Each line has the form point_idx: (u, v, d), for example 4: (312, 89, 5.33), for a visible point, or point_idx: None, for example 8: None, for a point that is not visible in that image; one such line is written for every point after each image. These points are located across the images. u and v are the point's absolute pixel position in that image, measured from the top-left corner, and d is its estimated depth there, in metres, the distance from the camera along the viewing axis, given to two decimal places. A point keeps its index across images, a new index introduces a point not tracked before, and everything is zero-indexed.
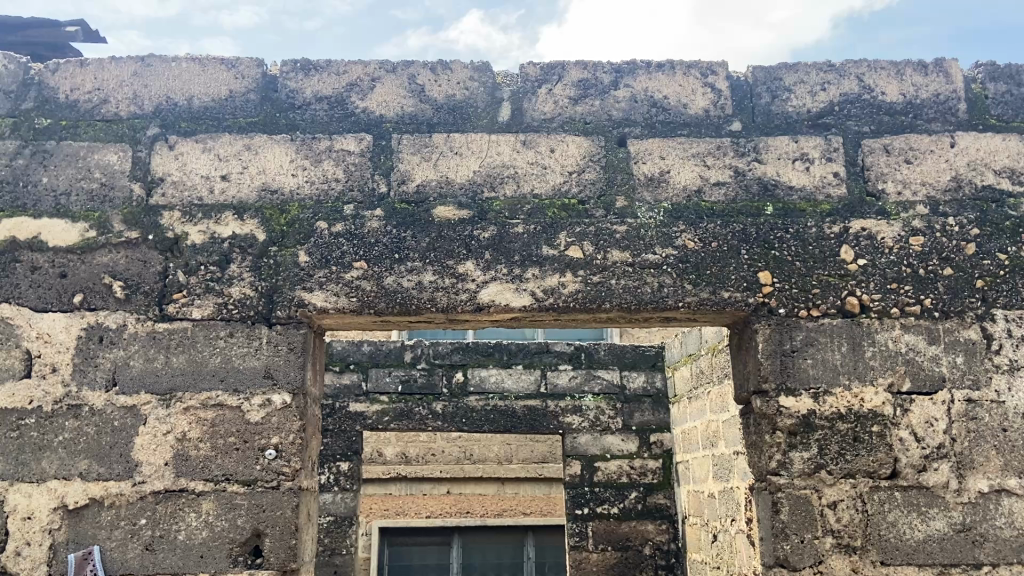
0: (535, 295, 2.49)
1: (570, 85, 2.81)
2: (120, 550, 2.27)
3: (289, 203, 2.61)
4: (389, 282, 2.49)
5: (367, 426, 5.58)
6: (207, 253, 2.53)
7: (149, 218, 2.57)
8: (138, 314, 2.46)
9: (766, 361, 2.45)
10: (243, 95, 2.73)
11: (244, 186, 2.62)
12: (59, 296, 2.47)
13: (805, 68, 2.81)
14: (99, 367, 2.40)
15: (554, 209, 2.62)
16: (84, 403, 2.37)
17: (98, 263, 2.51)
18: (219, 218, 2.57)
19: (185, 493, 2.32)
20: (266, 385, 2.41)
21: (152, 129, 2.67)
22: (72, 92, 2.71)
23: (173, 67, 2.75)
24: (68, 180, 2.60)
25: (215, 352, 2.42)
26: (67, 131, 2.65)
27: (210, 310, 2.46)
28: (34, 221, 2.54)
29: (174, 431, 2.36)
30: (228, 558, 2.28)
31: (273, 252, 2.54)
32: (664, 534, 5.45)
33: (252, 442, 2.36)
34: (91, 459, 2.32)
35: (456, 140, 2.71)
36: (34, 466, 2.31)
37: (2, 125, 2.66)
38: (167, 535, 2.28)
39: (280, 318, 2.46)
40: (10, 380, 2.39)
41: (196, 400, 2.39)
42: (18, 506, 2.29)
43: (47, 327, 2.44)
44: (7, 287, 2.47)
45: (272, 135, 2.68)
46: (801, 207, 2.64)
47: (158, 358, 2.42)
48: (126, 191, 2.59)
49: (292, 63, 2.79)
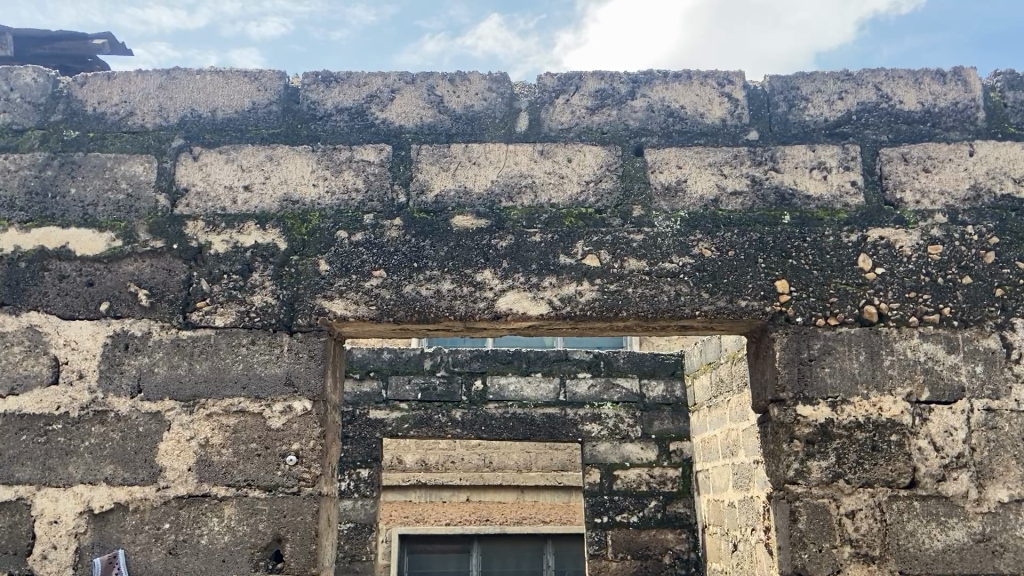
0: (552, 303, 2.51)
1: (587, 94, 2.83)
2: (144, 554, 2.31)
3: (311, 212, 2.65)
4: (408, 291, 2.52)
5: (387, 433, 5.62)
6: (230, 262, 2.57)
7: (173, 227, 2.62)
8: (163, 321, 2.51)
9: (783, 370, 2.45)
10: (266, 106, 2.78)
11: (267, 197, 2.66)
12: (86, 304, 2.52)
13: (822, 78, 2.81)
14: (125, 373, 2.45)
15: (571, 217, 2.64)
16: (109, 409, 2.42)
17: (124, 271, 2.56)
18: (242, 227, 2.62)
19: (208, 499, 2.36)
20: (288, 392, 2.44)
21: (176, 140, 2.72)
22: (99, 104, 2.77)
23: (197, 79, 2.81)
24: (96, 191, 2.66)
25: (237, 359, 2.46)
26: (95, 143, 2.71)
27: (232, 317, 2.51)
28: (62, 230, 2.60)
29: (197, 437, 2.40)
30: (250, 562, 2.31)
31: (295, 260, 2.58)
32: (684, 543, 5.42)
33: (273, 448, 2.40)
34: (117, 464, 2.37)
35: (474, 150, 2.74)
36: (61, 471, 2.36)
37: (31, 137, 2.72)
38: (191, 539, 2.32)
39: (301, 326, 2.50)
40: (38, 386, 2.44)
41: (219, 406, 2.43)
42: (45, 510, 2.34)
43: (74, 334, 2.49)
44: (36, 295, 2.53)
45: (295, 145, 2.73)
46: (819, 215, 2.64)
47: (182, 365, 2.46)
48: (151, 201, 2.65)
49: (313, 75, 2.83)
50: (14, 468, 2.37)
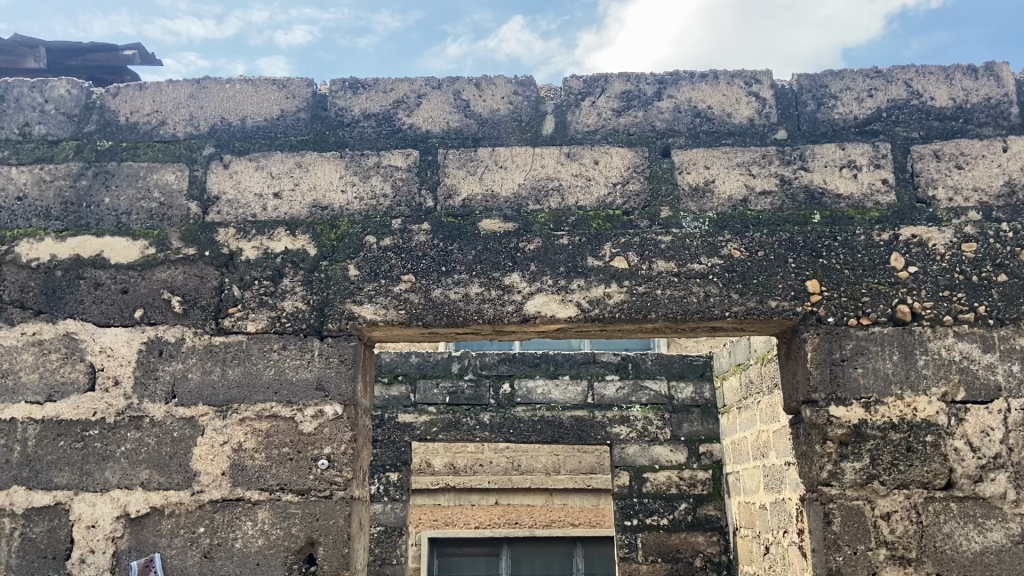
0: (580, 306, 2.51)
1: (613, 97, 2.83)
2: (179, 558, 2.34)
3: (339, 218, 2.67)
4: (436, 295, 2.53)
5: (415, 436, 5.66)
6: (261, 268, 2.60)
7: (205, 234, 2.65)
8: (195, 327, 2.54)
9: (815, 371, 2.43)
10: (294, 114, 2.81)
11: (296, 203, 2.69)
12: (121, 311, 2.56)
13: (851, 75, 2.79)
14: (160, 380, 2.49)
15: (598, 219, 2.64)
16: (144, 414, 2.45)
17: (158, 279, 2.60)
18: (273, 234, 2.64)
19: (242, 503, 2.38)
20: (319, 397, 2.46)
21: (207, 148, 2.76)
22: (132, 114, 2.81)
23: (227, 89, 2.84)
24: (129, 200, 2.70)
25: (269, 364, 2.49)
26: (128, 153, 2.76)
27: (264, 323, 2.53)
28: (97, 239, 2.64)
29: (231, 441, 2.43)
30: (284, 566, 2.33)
31: (325, 266, 2.60)
32: (715, 546, 5.38)
33: (305, 452, 2.42)
34: (153, 469, 2.41)
35: (500, 154, 2.75)
36: (98, 476, 2.40)
37: (66, 148, 2.77)
38: (225, 543, 2.35)
39: (331, 330, 2.52)
40: (75, 392, 2.48)
41: (251, 411, 2.45)
42: (83, 515, 2.38)
43: (109, 341, 2.53)
44: (72, 302, 2.57)
45: (323, 152, 2.75)
46: (849, 214, 2.62)
47: (216, 370, 2.49)
48: (183, 209, 2.68)
49: (340, 82, 2.85)
50: (52, 473, 2.41)
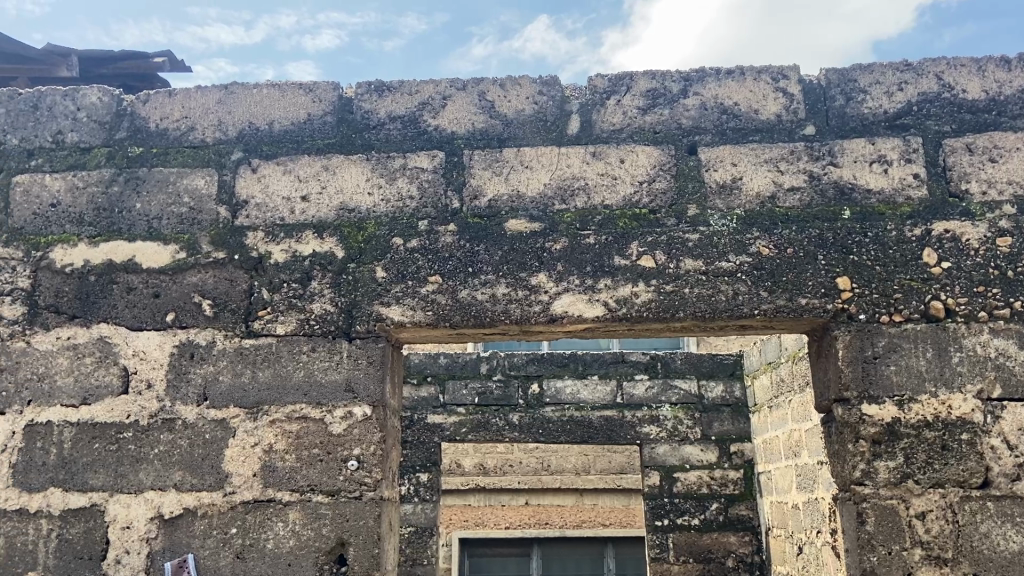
0: (607, 305, 2.50)
1: (639, 95, 2.82)
2: (213, 559, 2.37)
3: (366, 220, 2.68)
4: (463, 296, 2.54)
5: (445, 437, 5.69)
6: (290, 271, 2.62)
7: (234, 238, 2.67)
8: (226, 330, 2.57)
9: (847, 369, 2.40)
10: (321, 117, 2.83)
11: (323, 206, 2.71)
12: (153, 315, 2.60)
13: (881, 69, 2.75)
14: (191, 382, 2.51)
15: (625, 218, 2.63)
16: (177, 417, 2.48)
17: (189, 282, 2.63)
18: (301, 236, 2.66)
19: (273, 503, 2.40)
20: (348, 398, 2.48)
21: (236, 153, 2.79)
22: (162, 120, 2.85)
23: (254, 94, 2.87)
24: (160, 205, 2.73)
25: (299, 366, 2.51)
26: (158, 158, 2.79)
27: (293, 325, 2.55)
28: (129, 244, 2.68)
29: (262, 443, 2.45)
30: (315, 566, 2.35)
31: (352, 268, 2.61)
32: (748, 546, 5.33)
33: (335, 453, 2.43)
34: (185, 470, 2.43)
35: (526, 154, 2.75)
36: (132, 478, 2.43)
37: (98, 154, 2.81)
38: (257, 544, 2.37)
39: (360, 332, 2.53)
40: (109, 395, 2.51)
41: (281, 413, 2.47)
42: (118, 516, 2.41)
43: (142, 344, 2.56)
44: (105, 306, 2.61)
45: (349, 155, 2.77)
46: (880, 210, 2.58)
47: (246, 372, 2.51)
48: (213, 213, 2.71)
49: (366, 85, 2.87)
50: (88, 475, 2.44)
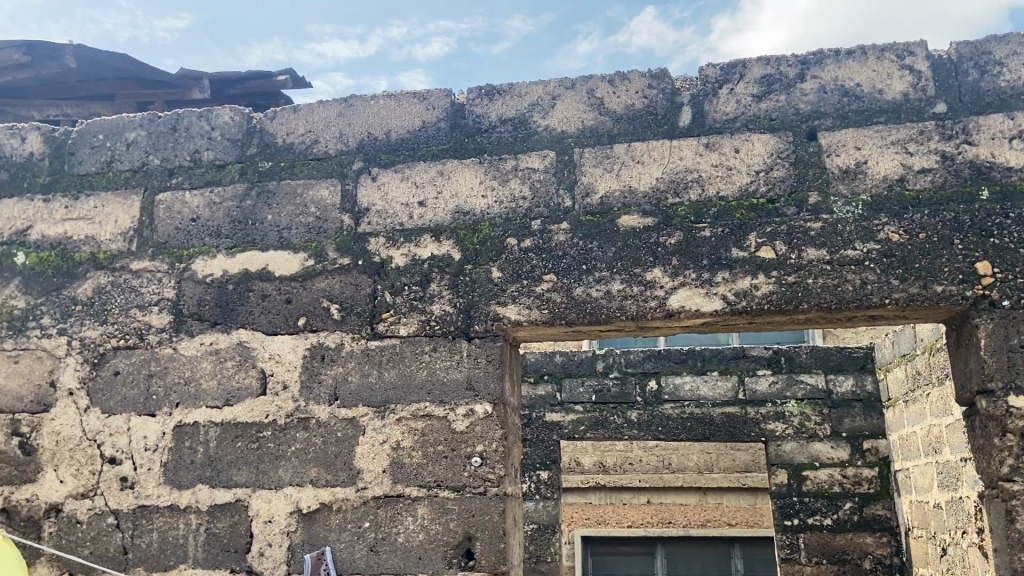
0: (726, 299, 2.46)
1: (753, 82, 2.75)
2: (348, 551, 2.48)
3: (481, 222, 2.74)
4: (579, 293, 2.55)
5: (564, 435, 5.74)
6: (410, 274, 2.72)
7: (358, 245, 2.79)
8: (353, 333, 2.68)
9: (990, 359, 2.26)
10: (435, 124, 2.91)
11: (440, 210, 2.78)
12: (286, 320, 2.75)
13: (1018, 38, 2.58)
14: (323, 383, 2.64)
15: (742, 209, 2.57)
16: (311, 416, 2.62)
17: (317, 288, 2.76)
18: (419, 241, 2.75)
19: (402, 499, 2.49)
20: (469, 396, 2.54)
21: (356, 163, 2.91)
22: (288, 135, 3.01)
23: (372, 105, 2.98)
24: (289, 216, 2.88)
25: (421, 365, 2.60)
26: (286, 172, 2.95)
27: (415, 326, 2.64)
28: (263, 254, 2.84)
29: (389, 440, 2.55)
30: (444, 560, 2.42)
31: (468, 269, 2.68)
32: (885, 547, 5.09)
33: (459, 450, 2.50)
34: (320, 467, 2.56)
35: (637, 149, 2.73)
36: (273, 474, 2.58)
37: (232, 170, 2.98)
38: (388, 537, 2.46)
39: (478, 332, 2.59)
40: (249, 396, 2.68)
41: (407, 411, 2.56)
42: (261, 510, 2.56)
43: (277, 348, 2.71)
44: (243, 313, 2.78)
45: (463, 159, 2.83)
46: (1022, 188, 2.42)
47: (372, 373, 2.62)
48: (337, 222, 2.84)
49: (476, 90, 2.93)
50: (232, 472, 2.61)
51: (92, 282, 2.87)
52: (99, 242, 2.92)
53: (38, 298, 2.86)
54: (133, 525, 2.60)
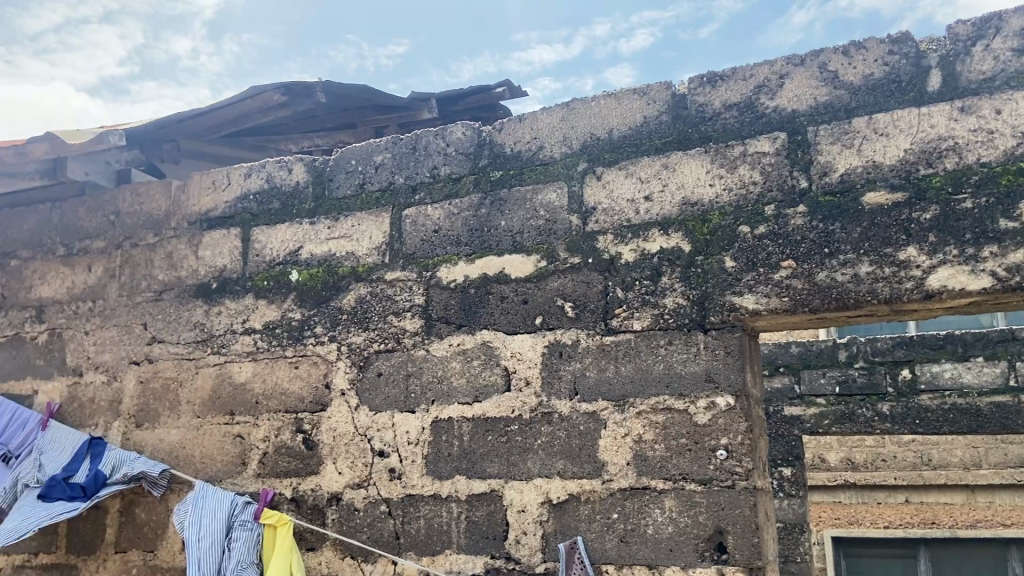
0: (995, 275, 2.26)
1: (1016, 34, 2.47)
2: (599, 541, 2.55)
3: (710, 211, 2.70)
4: (822, 278, 2.45)
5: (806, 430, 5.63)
6: (641, 269, 2.74)
7: (587, 243, 2.86)
8: (588, 329, 2.76)
9: None
10: (657, 118, 2.91)
11: (667, 203, 2.78)
12: (525, 320, 2.88)
13: None
14: (563, 379, 2.75)
15: (1009, 175, 2.34)
16: (554, 410, 2.73)
17: (552, 288, 2.87)
18: (648, 235, 2.77)
19: (649, 491, 2.53)
20: (709, 388, 2.53)
21: (581, 164, 2.97)
22: (516, 144, 3.13)
23: (593, 106, 3.02)
24: (521, 220, 3.01)
25: (658, 359, 2.62)
26: (515, 179, 3.07)
27: (649, 320, 2.67)
28: (499, 258, 3.00)
29: (631, 433, 2.60)
30: (696, 552, 2.43)
31: (700, 260, 2.65)
32: None
33: (703, 442, 2.50)
34: (567, 459, 2.66)
35: (879, 121, 2.55)
36: (523, 466, 2.72)
37: (466, 182, 3.16)
38: (638, 528, 2.51)
39: (714, 323, 2.57)
40: (496, 393, 2.84)
41: (647, 404, 2.60)
42: (514, 500, 2.71)
43: (518, 346, 2.86)
44: (485, 315, 2.95)
45: (688, 150, 2.81)
46: None
47: (610, 367, 2.69)
48: (567, 222, 2.92)
49: (698, 79, 2.89)
50: (485, 464, 2.78)
51: (355, 293, 3.19)
52: (358, 257, 3.24)
53: (311, 310, 3.23)
54: (402, 513, 2.85)
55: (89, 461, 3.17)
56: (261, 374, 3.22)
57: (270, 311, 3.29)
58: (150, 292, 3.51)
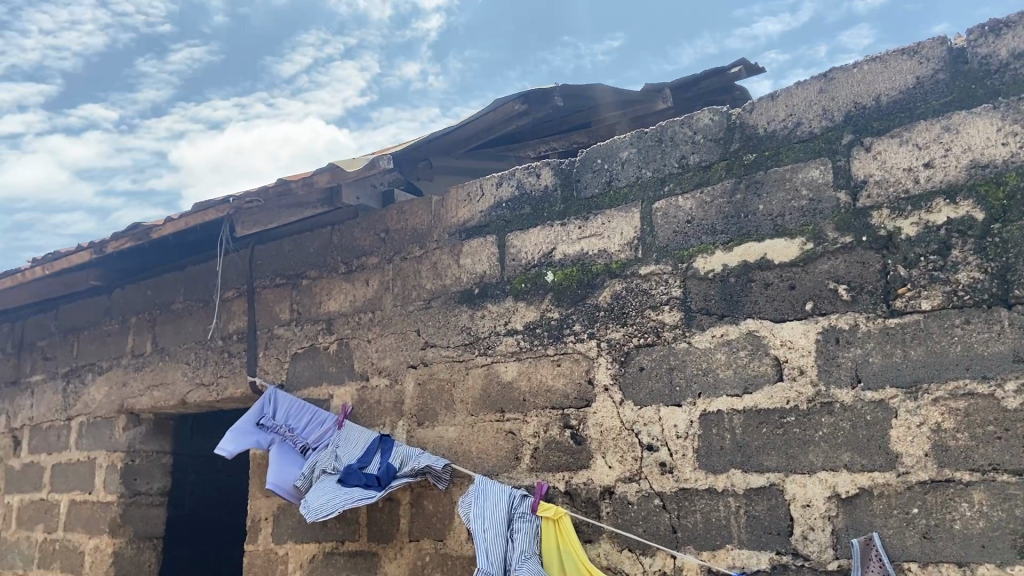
0: None
1: None
2: (898, 537, 2.41)
3: (1005, 173, 2.46)
4: None
5: None
6: (925, 244, 2.54)
7: (859, 220, 2.69)
8: (867, 312, 2.61)
9: None
10: (932, 77, 2.65)
11: (951, 169, 2.55)
12: (794, 306, 2.76)
13: None
14: (842, 366, 2.61)
15: None
16: (834, 400, 2.61)
17: (821, 271, 2.72)
18: (931, 206, 2.56)
19: (953, 484, 2.36)
20: (1020, 369, 2.32)
21: (846, 136, 2.78)
22: (769, 123, 2.97)
23: (855, 73, 2.81)
24: (781, 203, 2.87)
25: (954, 340, 2.43)
26: (772, 160, 2.93)
27: (940, 299, 2.48)
28: (760, 244, 2.89)
29: (927, 422, 2.44)
30: (1014, 549, 2.25)
31: (998, 229, 2.43)
32: None
33: (1015, 429, 2.30)
34: (853, 452, 2.54)
35: None
36: (804, 459, 2.62)
37: (717, 169, 3.07)
38: (943, 524, 2.36)
39: (1021, 297, 2.35)
40: (767, 384, 2.75)
41: (944, 390, 2.43)
42: (797, 495, 2.61)
43: (788, 334, 2.75)
44: (749, 304, 2.85)
45: (973, 108, 2.55)
46: None
47: (896, 352, 2.52)
48: (834, 199, 2.76)
49: (979, 28, 2.61)
50: (762, 457, 2.71)
51: (610, 289, 3.21)
52: (611, 253, 3.25)
53: (568, 309, 3.31)
54: (677, 506, 2.85)
55: (380, 455, 3.50)
56: (525, 373, 3.36)
57: (530, 311, 3.42)
58: (420, 300, 3.79)
